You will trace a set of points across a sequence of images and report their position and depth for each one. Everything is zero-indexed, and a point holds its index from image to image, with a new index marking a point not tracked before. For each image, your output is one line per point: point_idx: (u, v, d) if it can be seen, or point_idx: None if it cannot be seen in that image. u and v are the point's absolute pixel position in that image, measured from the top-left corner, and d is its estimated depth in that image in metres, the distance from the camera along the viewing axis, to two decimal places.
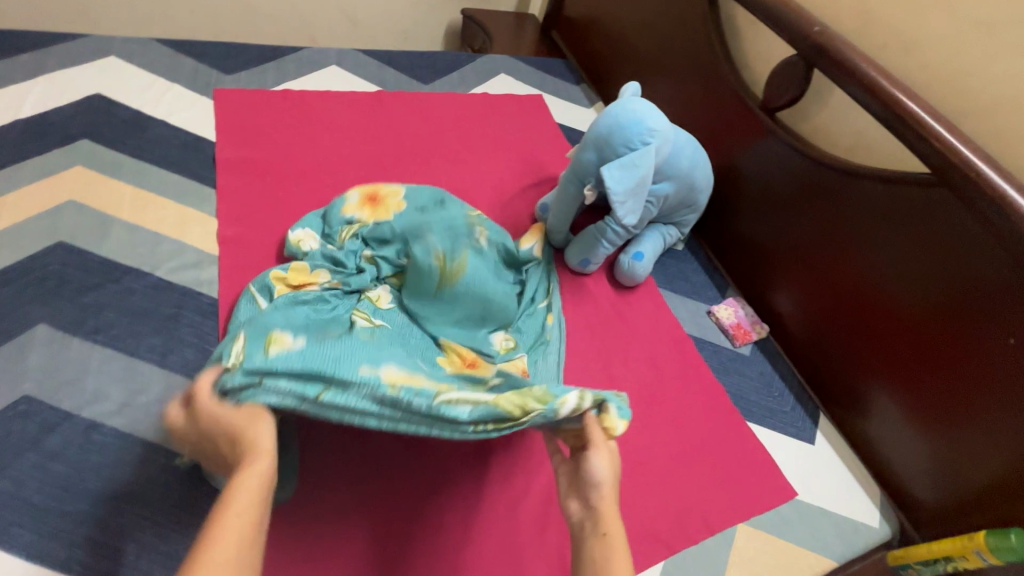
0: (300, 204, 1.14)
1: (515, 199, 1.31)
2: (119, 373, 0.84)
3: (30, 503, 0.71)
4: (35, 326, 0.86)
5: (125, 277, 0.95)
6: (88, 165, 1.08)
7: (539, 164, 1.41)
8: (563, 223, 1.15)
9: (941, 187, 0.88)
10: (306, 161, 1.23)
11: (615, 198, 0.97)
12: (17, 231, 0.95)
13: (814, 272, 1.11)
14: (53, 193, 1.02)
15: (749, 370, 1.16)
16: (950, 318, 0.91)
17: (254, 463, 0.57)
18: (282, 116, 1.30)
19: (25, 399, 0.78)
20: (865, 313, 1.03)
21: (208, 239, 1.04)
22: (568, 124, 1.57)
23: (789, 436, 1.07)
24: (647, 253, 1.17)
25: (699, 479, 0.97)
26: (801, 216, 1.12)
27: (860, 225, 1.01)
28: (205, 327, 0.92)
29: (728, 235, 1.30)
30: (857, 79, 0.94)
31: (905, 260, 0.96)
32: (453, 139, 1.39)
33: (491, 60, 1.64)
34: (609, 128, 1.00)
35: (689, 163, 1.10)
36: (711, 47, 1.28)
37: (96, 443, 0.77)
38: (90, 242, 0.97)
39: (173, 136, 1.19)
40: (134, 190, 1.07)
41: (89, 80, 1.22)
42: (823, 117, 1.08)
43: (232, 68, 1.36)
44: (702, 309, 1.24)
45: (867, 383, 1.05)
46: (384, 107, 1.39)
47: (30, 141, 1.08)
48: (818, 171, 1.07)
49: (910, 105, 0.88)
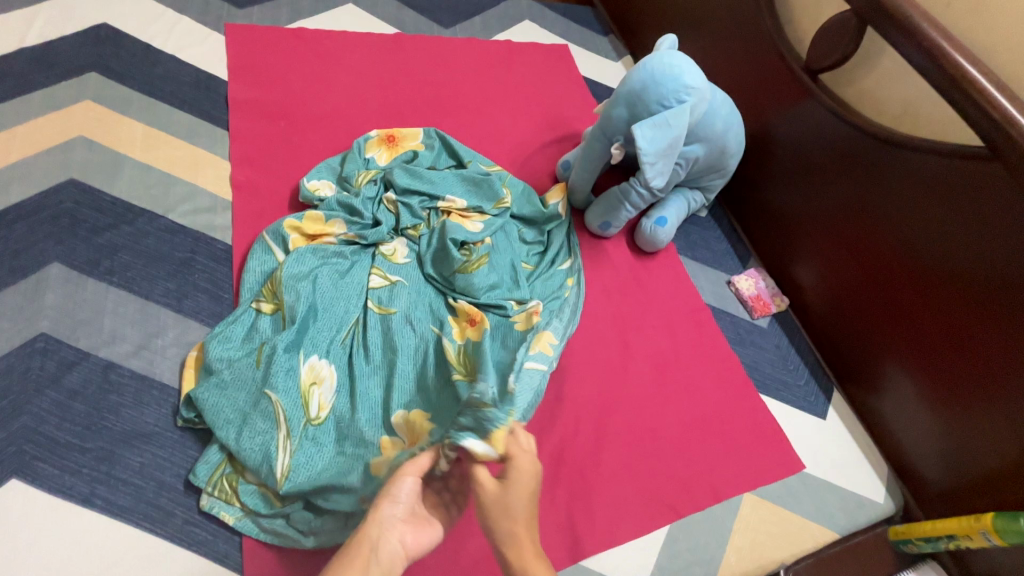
0: (314, 151, 1.10)
1: (536, 156, 1.26)
2: (135, 316, 0.83)
3: (52, 439, 0.72)
4: (49, 264, 0.85)
5: (138, 219, 0.93)
6: (97, 100, 1.04)
7: (562, 120, 1.35)
8: (586, 183, 1.11)
9: (993, 162, 0.82)
10: (321, 105, 1.18)
11: (645, 158, 0.93)
12: (27, 166, 0.93)
13: (842, 245, 1.07)
14: (62, 128, 0.99)
15: (765, 342, 1.14)
16: (980, 300, 0.87)
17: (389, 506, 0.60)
18: (296, 56, 1.24)
19: (42, 338, 0.78)
20: (891, 291, 1.00)
21: (222, 184, 1.01)
22: (594, 78, 1.49)
23: (801, 410, 1.07)
24: (670, 218, 1.13)
25: (708, 447, 0.98)
26: (835, 187, 1.07)
27: (896, 199, 0.97)
28: (220, 273, 0.91)
29: (755, 204, 1.26)
30: (915, 40, 0.87)
31: (940, 238, 0.91)
32: (474, 89, 1.33)
33: (516, 5, 1.55)
34: (642, 83, 0.94)
35: (723, 124, 1.04)
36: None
37: (114, 384, 0.77)
38: (101, 182, 0.95)
39: (183, 73, 1.14)
40: (145, 129, 1.03)
41: (95, 9, 1.16)
42: (870, 81, 1.01)
43: (244, 2, 1.29)
44: (722, 279, 1.22)
45: (885, 361, 1.03)
46: (402, 51, 1.33)
47: (36, 72, 1.04)
48: (860, 139, 1.01)
49: (970, 69, 0.82)
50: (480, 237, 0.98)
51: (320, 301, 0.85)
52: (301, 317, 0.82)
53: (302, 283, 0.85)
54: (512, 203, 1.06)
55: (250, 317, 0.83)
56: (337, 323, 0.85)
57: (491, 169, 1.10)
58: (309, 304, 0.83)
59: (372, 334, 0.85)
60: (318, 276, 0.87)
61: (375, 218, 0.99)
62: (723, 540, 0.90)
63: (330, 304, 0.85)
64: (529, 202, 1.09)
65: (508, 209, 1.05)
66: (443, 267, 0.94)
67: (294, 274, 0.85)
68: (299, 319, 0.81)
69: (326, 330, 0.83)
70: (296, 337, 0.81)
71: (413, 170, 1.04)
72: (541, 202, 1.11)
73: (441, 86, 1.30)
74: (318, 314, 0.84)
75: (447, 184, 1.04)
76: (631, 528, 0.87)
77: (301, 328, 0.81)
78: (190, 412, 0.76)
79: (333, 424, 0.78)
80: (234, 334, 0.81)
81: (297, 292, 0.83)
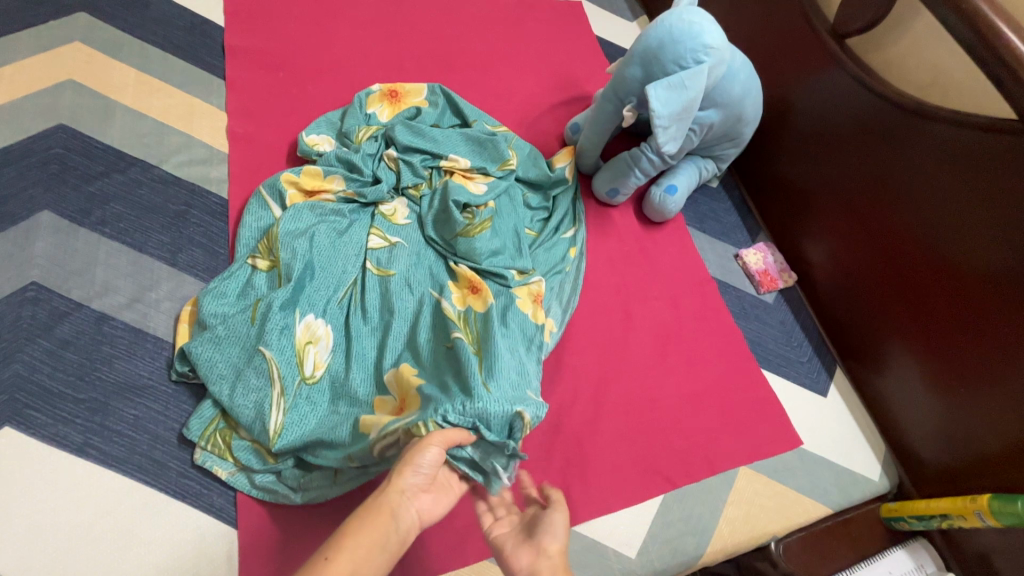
0: (314, 104, 1.06)
1: (544, 118, 1.22)
2: (128, 268, 0.82)
3: (46, 388, 0.71)
4: (39, 212, 0.82)
5: (131, 169, 0.90)
6: (87, 42, 1.00)
7: (572, 81, 1.29)
8: (595, 147, 1.07)
9: (1018, 139, 0.78)
10: (321, 56, 1.13)
11: (658, 121, 0.89)
12: (15, 109, 0.89)
13: (857, 220, 1.04)
14: (51, 70, 0.95)
15: (770, 318, 1.12)
16: (994, 282, 0.84)
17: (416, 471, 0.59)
18: (296, 1, 1.18)
19: (33, 287, 0.77)
20: (902, 272, 0.97)
21: (217, 135, 0.98)
22: (608, 38, 1.42)
23: (802, 387, 1.06)
24: (681, 187, 1.10)
25: (706, 421, 0.97)
26: (853, 159, 1.03)
27: (915, 174, 0.93)
28: (215, 228, 0.89)
29: (769, 176, 1.21)
30: (952, 2, 0.82)
31: (959, 218, 0.88)
32: (481, 45, 1.27)
33: None
34: (659, 41, 0.89)
35: (741, 89, 0.99)
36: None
37: (107, 335, 0.76)
38: (93, 129, 0.91)
39: (177, 16, 1.08)
40: (137, 75, 0.99)
41: None
42: (900, 47, 0.96)
43: None
44: (730, 252, 1.19)
45: (892, 341, 1.01)
46: (407, 1, 1.26)
47: (24, 9, 0.99)
48: (883, 110, 0.96)
49: (1009, 36, 0.77)
50: (483, 200, 0.94)
51: (317, 258, 0.83)
52: (295, 273, 0.80)
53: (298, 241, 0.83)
54: (517, 165, 1.02)
55: (244, 273, 0.81)
56: (334, 280, 0.83)
57: (497, 129, 1.06)
58: (306, 261, 0.81)
59: (369, 295, 0.83)
60: (315, 234, 0.84)
61: (375, 176, 0.95)
62: (716, 511, 0.91)
63: (326, 262, 0.83)
64: (534, 165, 1.05)
65: (513, 171, 1.01)
66: (444, 229, 0.92)
67: (290, 232, 0.83)
68: (294, 277, 0.80)
69: (322, 288, 0.81)
70: (293, 294, 0.79)
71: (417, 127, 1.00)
72: (548, 165, 1.07)
73: (447, 40, 1.24)
74: (314, 272, 0.82)
75: (452, 142, 1.00)
76: (625, 497, 0.88)
77: (297, 285, 0.80)
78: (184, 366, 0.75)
79: (329, 383, 0.77)
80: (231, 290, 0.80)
81: (294, 249, 0.81)
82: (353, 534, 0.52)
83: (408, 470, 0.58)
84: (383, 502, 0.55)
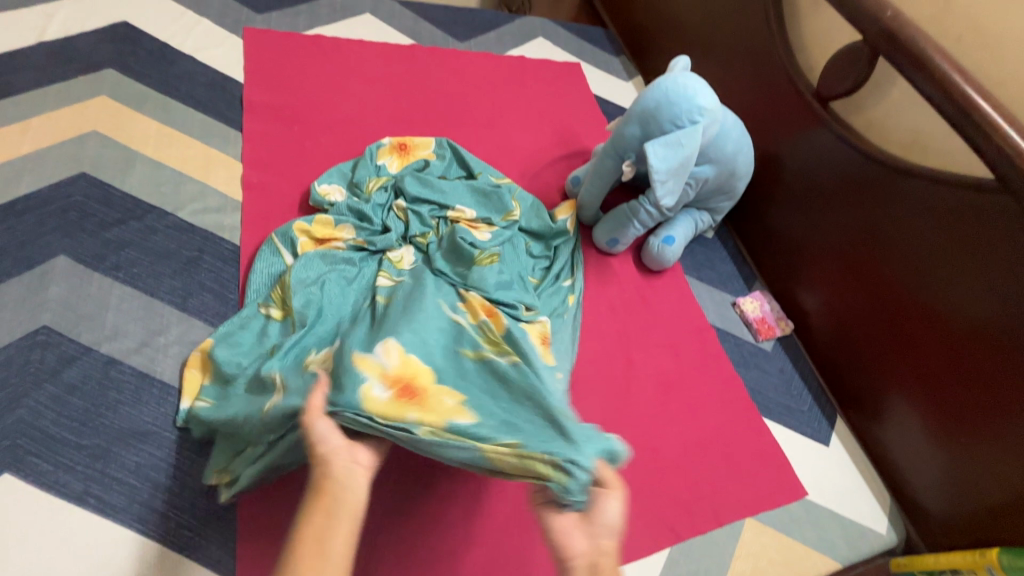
0: (327, 155, 1.11)
1: (545, 170, 1.27)
2: (139, 312, 0.83)
3: (49, 434, 0.71)
4: (55, 257, 0.84)
5: (147, 216, 0.93)
6: (114, 96, 1.05)
7: (572, 136, 1.36)
8: (596, 199, 1.11)
9: (997, 196, 0.83)
10: (334, 111, 1.19)
11: (655, 176, 0.94)
12: (40, 157, 0.93)
13: (850, 271, 1.07)
14: (76, 122, 0.99)
15: (769, 366, 1.14)
16: (986, 331, 0.87)
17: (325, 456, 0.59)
18: (312, 61, 1.25)
19: (43, 331, 0.77)
20: (897, 320, 1.00)
21: (232, 184, 1.01)
22: (605, 97, 1.51)
23: (804, 436, 1.06)
24: (678, 237, 1.14)
25: (710, 471, 0.96)
26: (842, 213, 1.08)
27: (903, 226, 0.97)
28: (226, 274, 0.91)
29: (762, 227, 1.26)
30: (926, 72, 0.89)
31: (947, 269, 0.91)
32: (486, 102, 1.34)
33: (529, 22, 1.57)
34: (656, 102, 0.95)
35: (733, 146, 1.05)
36: (767, 27, 1.21)
37: (114, 380, 0.76)
38: (113, 177, 0.95)
39: (199, 73, 1.15)
40: (159, 127, 1.04)
41: (116, 8, 1.18)
42: (880, 109, 1.03)
43: (263, 8, 1.31)
44: (728, 300, 1.21)
45: (890, 390, 1.02)
46: (417, 62, 1.34)
47: (56, 65, 1.05)
48: (868, 167, 1.02)
49: (979, 102, 0.83)
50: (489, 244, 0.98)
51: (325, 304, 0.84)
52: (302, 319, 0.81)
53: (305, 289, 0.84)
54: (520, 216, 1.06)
55: (259, 324, 0.82)
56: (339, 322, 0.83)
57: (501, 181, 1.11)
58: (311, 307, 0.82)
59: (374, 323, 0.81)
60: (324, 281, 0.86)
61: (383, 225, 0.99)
62: (724, 566, 0.88)
63: (331, 305, 0.84)
64: (537, 215, 1.09)
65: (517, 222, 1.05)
66: (455, 264, 0.94)
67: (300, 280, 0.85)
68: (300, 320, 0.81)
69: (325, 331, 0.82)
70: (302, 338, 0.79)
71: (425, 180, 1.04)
72: (549, 217, 1.11)
73: (454, 97, 1.31)
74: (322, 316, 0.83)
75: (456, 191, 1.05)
76: (630, 550, 0.86)
77: (307, 327, 0.81)
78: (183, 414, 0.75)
79: None
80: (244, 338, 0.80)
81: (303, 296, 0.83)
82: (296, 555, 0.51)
83: (327, 460, 0.58)
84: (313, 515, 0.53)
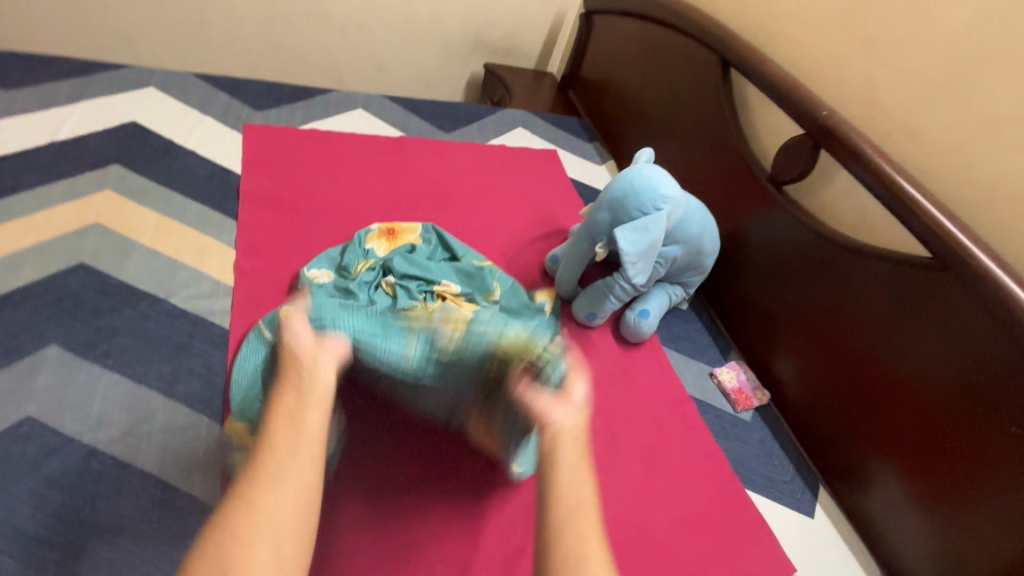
0: (318, 239, 1.17)
1: (526, 249, 1.34)
2: (125, 400, 0.84)
3: (22, 531, 0.69)
4: (47, 346, 0.86)
5: (141, 303, 0.96)
6: (117, 190, 1.12)
7: (551, 216, 1.45)
8: (572, 277, 1.17)
9: (941, 274, 0.92)
10: (327, 197, 1.27)
11: (626, 258, 1.01)
12: (41, 249, 0.97)
13: (819, 343, 1.13)
14: (79, 214, 1.05)
15: (750, 436, 1.15)
16: (951, 400, 0.92)
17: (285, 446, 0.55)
18: (308, 153, 1.35)
19: (28, 421, 0.78)
20: (867, 389, 1.04)
21: (226, 270, 1.06)
22: (581, 179, 1.62)
23: (789, 508, 1.06)
24: (653, 311, 1.19)
25: (697, 549, 0.95)
26: (804, 287, 1.15)
27: (862, 300, 1.04)
28: (215, 358, 0.93)
29: (733, 299, 1.33)
30: (863, 163, 1.00)
31: (907, 340, 0.98)
32: (470, 187, 1.44)
33: (509, 114, 1.72)
34: (623, 191, 1.04)
35: (698, 228, 1.14)
36: (723, 119, 1.35)
37: (95, 471, 0.76)
38: (111, 266, 0.99)
39: (201, 166, 1.23)
40: (158, 217, 1.10)
41: (126, 109, 1.28)
42: (829, 194, 1.14)
43: (264, 106, 1.43)
44: (705, 371, 1.25)
45: (868, 458, 1.05)
46: (405, 151, 1.45)
47: (65, 162, 1.12)
48: (823, 245, 1.11)
49: (910, 191, 0.95)
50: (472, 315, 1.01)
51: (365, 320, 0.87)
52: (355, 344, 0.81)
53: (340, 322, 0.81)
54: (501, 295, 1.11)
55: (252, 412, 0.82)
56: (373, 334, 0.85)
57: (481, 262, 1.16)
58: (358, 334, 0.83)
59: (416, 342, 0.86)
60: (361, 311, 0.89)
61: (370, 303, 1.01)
62: None
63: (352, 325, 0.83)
64: (517, 294, 1.14)
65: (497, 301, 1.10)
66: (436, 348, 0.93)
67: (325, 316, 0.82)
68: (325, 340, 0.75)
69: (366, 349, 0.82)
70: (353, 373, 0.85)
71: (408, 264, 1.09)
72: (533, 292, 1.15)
73: (440, 183, 1.41)
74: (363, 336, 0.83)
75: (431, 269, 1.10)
76: None
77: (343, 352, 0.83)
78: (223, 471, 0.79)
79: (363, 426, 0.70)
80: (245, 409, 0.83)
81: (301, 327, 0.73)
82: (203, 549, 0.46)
83: (288, 429, 0.56)
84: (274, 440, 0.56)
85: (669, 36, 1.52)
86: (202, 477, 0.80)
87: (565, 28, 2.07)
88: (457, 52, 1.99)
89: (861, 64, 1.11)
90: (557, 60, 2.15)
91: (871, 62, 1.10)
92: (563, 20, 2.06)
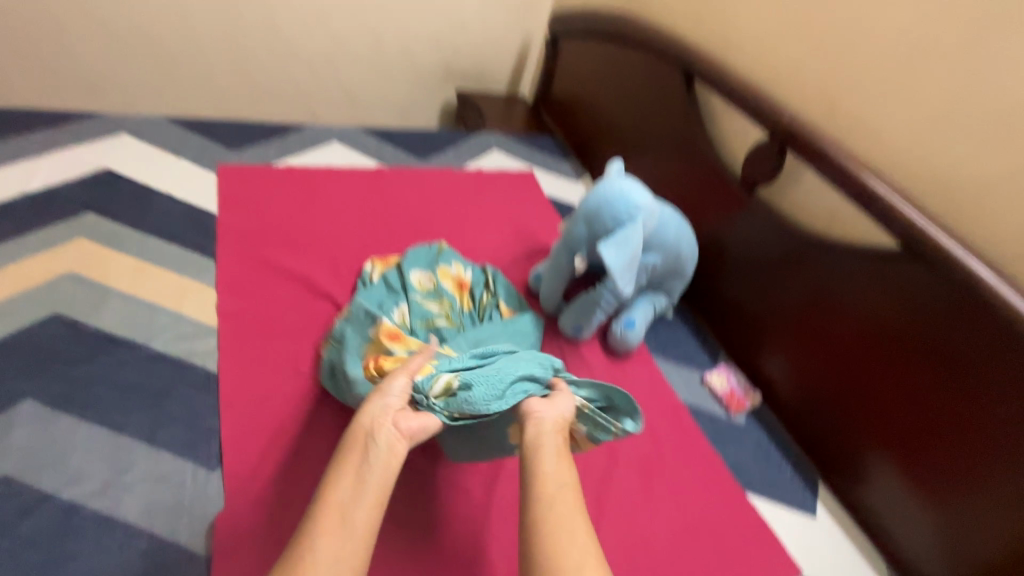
0: (297, 272, 1.16)
1: (507, 269, 1.34)
2: (105, 449, 0.81)
3: None
4: (22, 400, 0.84)
5: (118, 350, 0.94)
6: (91, 237, 1.10)
7: (531, 234, 1.46)
8: (555, 292, 1.18)
9: (918, 264, 0.95)
10: (303, 232, 1.26)
11: (616, 275, 1.00)
12: (14, 302, 0.96)
13: (801, 340, 1.15)
14: (51, 264, 1.03)
15: (745, 438, 1.15)
16: (950, 383, 0.93)
17: (337, 533, 0.60)
18: (282, 189, 1.34)
19: (3, 480, 0.75)
20: (855, 383, 1.06)
21: (205, 310, 1.05)
22: (558, 197, 1.65)
23: (791, 508, 1.04)
24: (639, 321, 1.20)
25: (702, 555, 0.93)
26: (785, 288, 1.18)
27: (842, 294, 1.07)
28: (198, 401, 0.91)
29: (716, 302, 1.34)
30: (828, 163, 1.04)
31: (890, 333, 1.00)
32: (448, 211, 1.44)
33: (483, 138, 1.74)
34: (597, 203, 1.05)
35: (674, 235, 1.15)
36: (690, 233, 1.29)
37: (76, 527, 0.73)
38: (87, 314, 0.97)
39: (177, 209, 1.22)
40: (134, 261, 1.09)
41: (98, 156, 1.28)
42: (800, 193, 1.17)
43: (238, 146, 1.44)
44: (696, 378, 1.25)
45: (866, 452, 1.05)
46: (381, 181, 1.46)
47: (36, 213, 1.11)
48: (798, 242, 1.14)
49: (877, 186, 0.98)
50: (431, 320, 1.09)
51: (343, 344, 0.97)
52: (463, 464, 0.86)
53: (538, 378, 0.85)
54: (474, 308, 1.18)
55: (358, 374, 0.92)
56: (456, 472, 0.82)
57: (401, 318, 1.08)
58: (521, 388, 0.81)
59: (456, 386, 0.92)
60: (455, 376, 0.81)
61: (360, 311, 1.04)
62: None
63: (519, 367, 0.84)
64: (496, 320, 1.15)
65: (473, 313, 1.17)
66: (414, 297, 1.12)
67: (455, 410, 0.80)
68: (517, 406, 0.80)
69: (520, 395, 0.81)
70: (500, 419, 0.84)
71: (384, 304, 1.09)
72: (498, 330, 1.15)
73: (418, 210, 1.42)
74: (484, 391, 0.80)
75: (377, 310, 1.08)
76: None
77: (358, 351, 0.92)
78: (467, 392, 0.79)
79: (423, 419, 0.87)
80: (440, 384, 0.78)
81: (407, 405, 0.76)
82: (334, 478, 0.66)
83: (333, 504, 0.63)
84: (346, 471, 0.66)
85: (630, 53, 1.54)
86: (188, 525, 0.77)
87: (536, 49, 2.01)
88: (429, 80, 1.93)
89: (817, 69, 1.13)
90: (528, 81, 2.10)
91: (826, 68, 1.11)
92: (533, 40, 1.99)
